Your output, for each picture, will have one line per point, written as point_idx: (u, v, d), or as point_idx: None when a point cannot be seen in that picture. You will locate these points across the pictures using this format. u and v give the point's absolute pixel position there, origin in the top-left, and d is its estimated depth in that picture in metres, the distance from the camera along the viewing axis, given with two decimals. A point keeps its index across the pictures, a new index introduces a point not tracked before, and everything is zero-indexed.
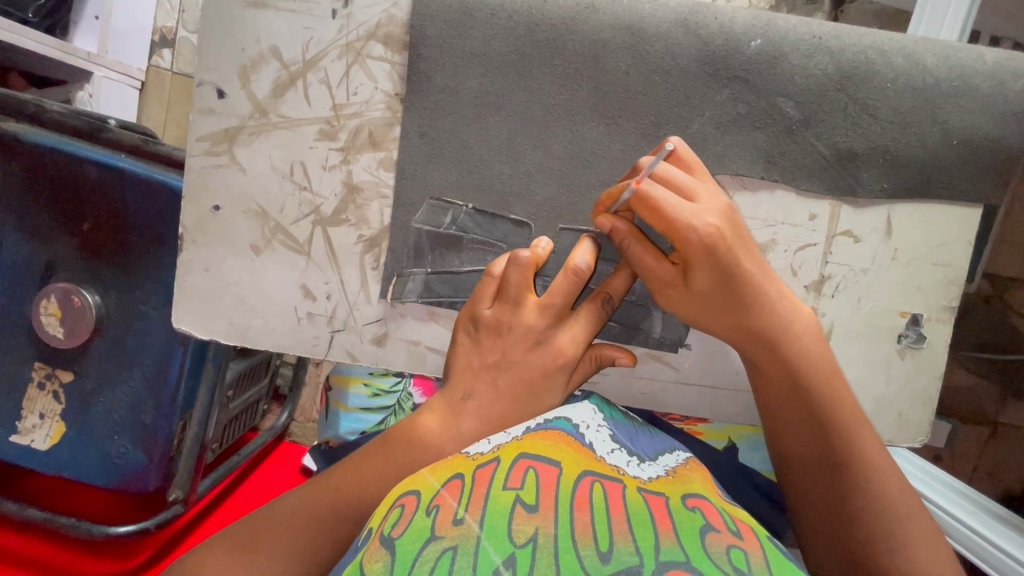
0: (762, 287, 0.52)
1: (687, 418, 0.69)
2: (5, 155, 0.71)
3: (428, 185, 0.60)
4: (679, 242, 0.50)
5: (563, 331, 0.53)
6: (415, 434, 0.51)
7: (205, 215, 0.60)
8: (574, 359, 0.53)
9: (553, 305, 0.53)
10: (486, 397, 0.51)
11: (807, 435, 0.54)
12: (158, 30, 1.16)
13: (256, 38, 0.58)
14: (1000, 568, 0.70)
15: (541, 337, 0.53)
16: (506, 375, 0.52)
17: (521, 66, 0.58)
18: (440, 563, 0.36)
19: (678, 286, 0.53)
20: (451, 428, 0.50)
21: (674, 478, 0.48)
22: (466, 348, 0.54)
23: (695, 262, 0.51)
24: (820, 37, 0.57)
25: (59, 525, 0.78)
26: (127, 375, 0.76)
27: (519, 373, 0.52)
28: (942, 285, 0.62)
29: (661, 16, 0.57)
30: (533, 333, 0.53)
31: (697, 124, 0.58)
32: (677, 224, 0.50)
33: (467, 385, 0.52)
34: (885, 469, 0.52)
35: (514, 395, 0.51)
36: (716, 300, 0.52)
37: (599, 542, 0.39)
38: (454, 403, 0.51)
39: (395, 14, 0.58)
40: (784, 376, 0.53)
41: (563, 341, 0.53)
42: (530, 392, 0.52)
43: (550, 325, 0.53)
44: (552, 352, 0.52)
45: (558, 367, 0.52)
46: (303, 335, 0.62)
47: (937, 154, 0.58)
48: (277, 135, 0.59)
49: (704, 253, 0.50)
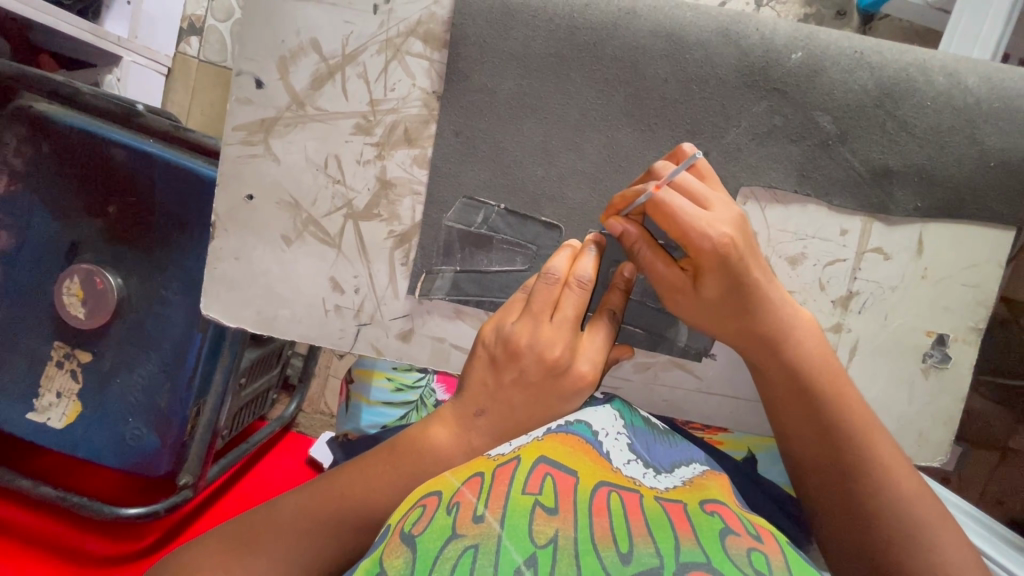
0: (769, 295, 0.52)
1: (707, 428, 0.70)
2: (36, 137, 0.72)
3: (461, 184, 0.60)
4: (692, 250, 0.51)
5: (578, 351, 0.51)
6: (426, 439, 0.51)
7: (237, 203, 0.61)
8: (592, 383, 0.51)
9: (569, 322, 0.51)
10: (500, 414, 0.50)
11: (816, 441, 0.53)
12: (189, 18, 1.16)
13: (296, 31, 0.58)
14: None
15: (559, 358, 0.50)
16: (520, 394, 0.50)
17: (560, 69, 0.58)
18: (462, 560, 0.37)
19: (686, 292, 0.53)
20: (462, 442, 0.50)
21: (692, 487, 0.48)
22: (483, 361, 0.53)
23: (707, 268, 0.51)
24: (861, 53, 0.57)
25: (72, 504, 0.79)
26: (146, 357, 0.77)
27: (531, 390, 0.50)
28: (970, 305, 0.61)
29: (702, 25, 0.57)
30: (553, 353, 0.50)
31: (732, 134, 0.58)
32: (690, 229, 0.50)
33: (481, 400, 0.51)
34: (897, 474, 0.51)
35: (530, 413, 0.50)
36: (726, 306, 0.52)
37: (619, 544, 0.39)
38: (466, 416, 0.51)
39: (437, 12, 0.58)
40: (789, 378, 0.53)
41: (580, 363, 0.51)
42: (545, 410, 0.50)
43: (569, 347, 0.51)
44: (568, 374, 0.51)
45: (574, 389, 0.51)
46: (330, 328, 0.63)
47: (972, 176, 0.58)
48: (313, 128, 0.60)
49: (717, 257, 0.50)
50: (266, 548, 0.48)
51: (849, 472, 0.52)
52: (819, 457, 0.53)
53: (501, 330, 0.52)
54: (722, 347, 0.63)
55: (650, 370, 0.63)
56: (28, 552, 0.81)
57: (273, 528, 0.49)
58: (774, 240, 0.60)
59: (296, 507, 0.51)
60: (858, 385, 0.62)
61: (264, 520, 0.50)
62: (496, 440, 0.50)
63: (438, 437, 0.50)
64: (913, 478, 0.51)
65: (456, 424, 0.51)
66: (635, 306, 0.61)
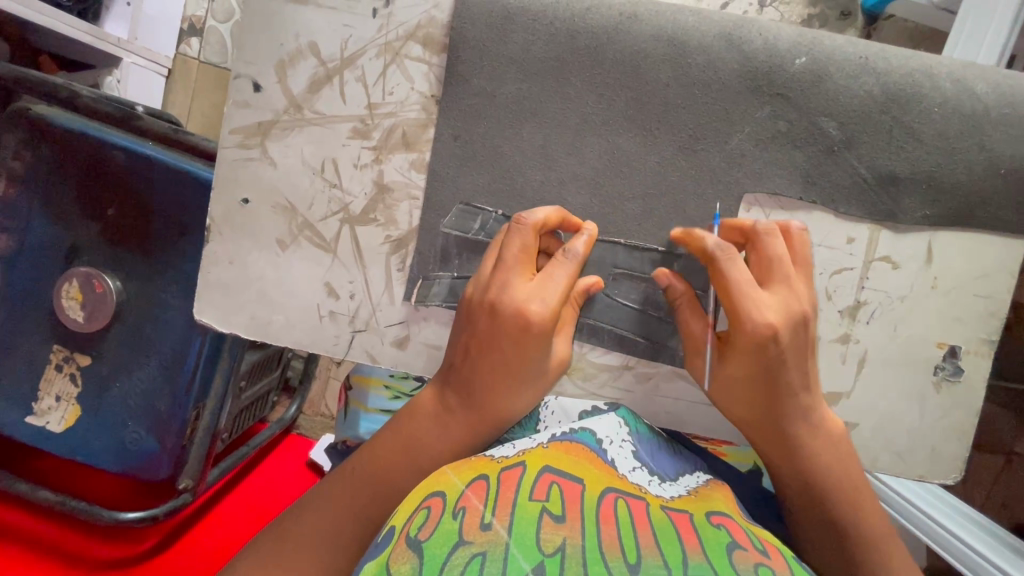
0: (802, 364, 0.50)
1: (711, 439, 0.68)
2: (34, 139, 0.72)
3: (460, 188, 0.59)
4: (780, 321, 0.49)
5: (515, 286, 0.49)
6: (428, 413, 0.51)
7: (234, 207, 0.60)
8: (530, 314, 0.47)
9: (511, 265, 0.50)
10: (460, 366, 0.50)
11: (808, 505, 0.51)
12: (188, 19, 1.17)
13: (295, 34, 0.57)
14: (976, 569, 0.70)
15: (494, 297, 0.49)
16: (473, 342, 0.50)
17: (560, 73, 0.57)
18: (469, 567, 0.35)
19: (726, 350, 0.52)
20: (447, 400, 0.50)
21: (696, 497, 0.47)
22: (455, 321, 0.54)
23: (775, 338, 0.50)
24: (866, 58, 0.56)
25: (70, 507, 0.78)
26: (145, 361, 0.76)
27: (479, 331, 0.49)
28: (982, 317, 0.60)
29: (704, 29, 0.56)
30: (489, 294, 0.49)
31: (735, 140, 0.57)
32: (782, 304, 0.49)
33: (450, 355, 0.52)
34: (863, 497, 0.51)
35: (487, 360, 0.49)
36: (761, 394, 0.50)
37: (628, 555, 0.37)
38: (446, 373, 0.52)
39: (436, 15, 0.57)
40: (779, 434, 0.51)
41: (516, 294, 0.48)
42: (497, 350, 0.48)
43: (503, 283, 0.49)
44: (506, 311, 0.48)
45: (520, 328, 0.47)
46: (324, 334, 0.61)
47: (982, 183, 0.57)
48: (311, 132, 0.59)
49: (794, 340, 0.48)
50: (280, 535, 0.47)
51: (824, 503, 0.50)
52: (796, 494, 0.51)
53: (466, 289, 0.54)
54: None
55: (653, 381, 0.62)
56: (23, 555, 0.79)
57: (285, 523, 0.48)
58: None
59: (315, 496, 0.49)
60: (868, 398, 0.60)
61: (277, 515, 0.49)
62: (466, 390, 0.50)
63: (422, 400, 0.52)
64: None
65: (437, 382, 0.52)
66: (637, 314, 0.60)
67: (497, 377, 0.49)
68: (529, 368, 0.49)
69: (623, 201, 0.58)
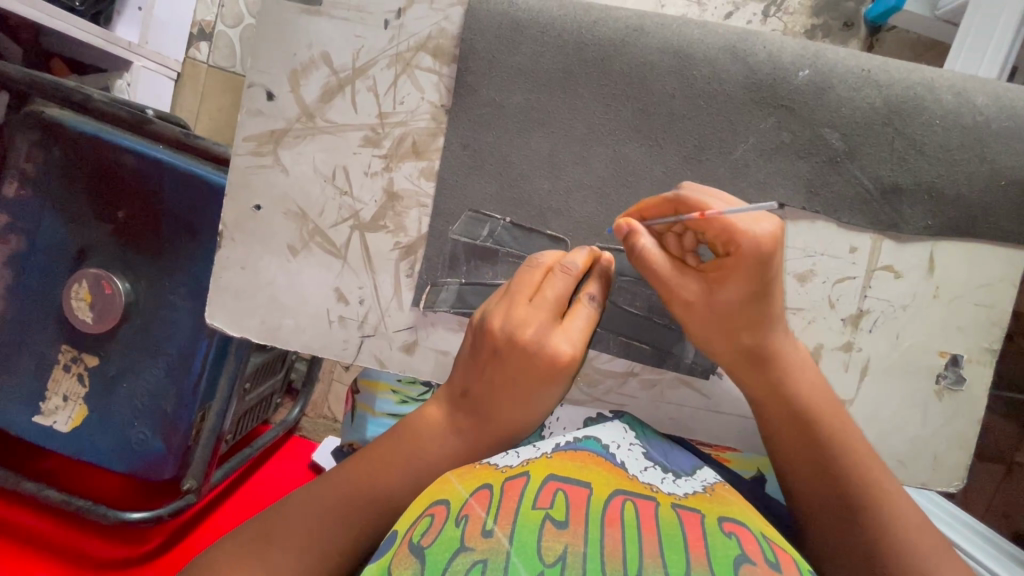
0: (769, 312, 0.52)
1: (713, 445, 0.65)
2: (47, 142, 0.73)
3: (468, 196, 0.60)
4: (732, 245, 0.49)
5: (556, 330, 0.49)
6: (424, 424, 0.51)
7: (246, 213, 0.61)
8: (571, 361, 0.49)
9: (546, 303, 0.50)
10: (483, 395, 0.50)
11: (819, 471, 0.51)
12: (197, 24, 1.19)
13: (308, 44, 0.59)
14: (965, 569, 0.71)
15: (533, 339, 0.48)
16: (502, 376, 0.49)
17: (568, 84, 0.58)
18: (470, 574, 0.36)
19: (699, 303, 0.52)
20: (450, 422, 0.51)
21: (713, 496, 0.48)
22: (467, 347, 0.53)
23: (732, 269, 0.50)
24: (869, 71, 0.57)
25: (76, 507, 0.78)
26: (153, 362, 0.77)
27: (512, 371, 0.49)
28: (983, 326, 0.60)
29: (709, 42, 0.57)
30: (526, 333, 0.49)
31: (740, 150, 0.58)
32: (736, 229, 0.48)
33: (466, 380, 0.51)
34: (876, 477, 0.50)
35: (511, 397, 0.49)
36: (721, 315, 0.52)
37: (631, 562, 0.38)
38: (455, 397, 0.51)
39: (446, 27, 0.59)
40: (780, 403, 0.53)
41: (556, 341, 0.48)
42: (526, 388, 0.49)
43: (543, 328, 0.49)
44: (544, 354, 0.48)
45: (552, 370, 0.48)
46: (333, 339, 0.62)
47: (983, 194, 0.58)
48: (322, 139, 0.60)
49: (752, 259, 0.48)
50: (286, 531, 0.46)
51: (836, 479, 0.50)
52: (808, 472, 0.52)
53: (486, 312, 0.52)
54: None
55: (657, 387, 0.62)
56: (28, 555, 0.79)
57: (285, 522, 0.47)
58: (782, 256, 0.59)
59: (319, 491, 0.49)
60: (870, 406, 0.61)
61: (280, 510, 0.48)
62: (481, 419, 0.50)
63: (433, 420, 0.51)
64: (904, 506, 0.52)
65: (448, 404, 0.52)
66: (642, 321, 0.60)
67: (521, 411, 0.50)
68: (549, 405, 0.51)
69: (628, 209, 0.59)
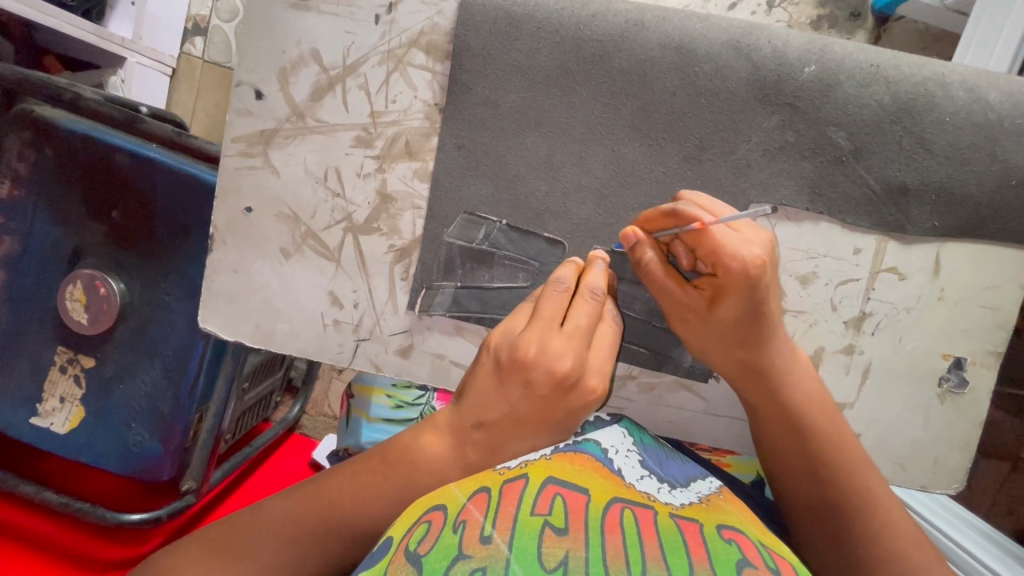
0: (775, 333, 0.52)
1: (714, 449, 0.65)
2: (39, 141, 0.72)
3: (463, 199, 0.58)
4: (721, 270, 0.50)
5: (587, 365, 0.48)
6: (416, 454, 0.49)
7: (237, 216, 0.60)
8: (602, 394, 0.49)
9: (581, 332, 0.49)
10: (501, 427, 0.48)
11: (806, 475, 0.53)
12: (192, 18, 1.16)
13: (296, 41, 0.57)
14: (965, 568, 0.72)
15: (569, 371, 0.47)
16: (527, 407, 0.48)
17: (565, 81, 0.56)
18: None
19: (699, 314, 0.52)
20: (458, 455, 0.48)
21: (707, 505, 0.47)
22: (488, 370, 0.49)
23: (731, 289, 0.50)
24: (878, 66, 0.55)
25: (75, 509, 0.78)
26: (149, 363, 0.77)
27: (541, 405, 0.48)
28: (989, 329, 0.59)
29: (712, 37, 0.55)
30: (563, 365, 0.47)
31: (743, 150, 0.56)
32: (724, 251, 0.49)
33: (481, 412, 0.48)
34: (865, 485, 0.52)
35: (532, 430, 0.48)
36: (721, 332, 0.52)
37: (632, 566, 0.38)
38: (463, 429, 0.49)
39: (439, 22, 0.57)
40: (786, 421, 0.53)
41: (589, 376, 0.48)
42: (548, 422, 0.48)
43: (577, 360, 0.48)
44: (577, 387, 0.48)
45: (579, 404, 0.48)
46: (328, 343, 0.62)
47: (992, 194, 0.56)
48: (313, 140, 0.59)
49: (741, 281, 0.49)
50: (248, 552, 0.47)
51: (827, 483, 0.52)
52: (799, 473, 0.54)
53: (509, 335, 0.49)
54: None
55: (656, 391, 0.62)
56: (31, 556, 0.80)
57: (263, 539, 0.48)
58: (785, 258, 0.58)
59: (287, 510, 0.49)
60: (872, 409, 0.60)
61: (256, 528, 0.49)
62: (496, 455, 0.48)
63: (436, 453, 0.49)
64: (901, 511, 0.52)
65: (453, 435, 0.49)
66: (641, 325, 0.60)
67: (533, 447, 0.49)
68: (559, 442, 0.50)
69: (627, 211, 0.58)
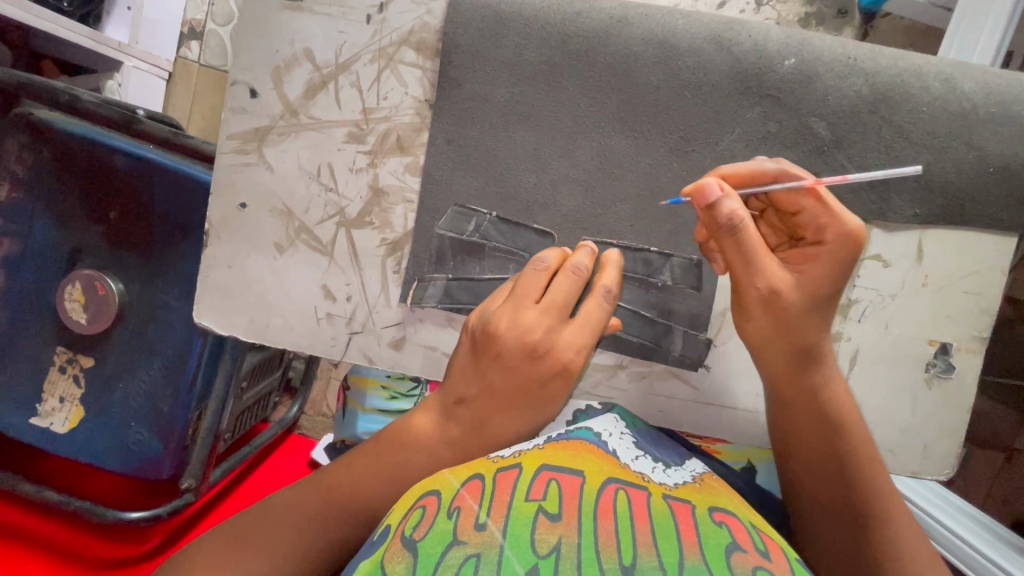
0: (832, 308, 0.53)
1: (704, 436, 0.67)
2: (37, 144, 0.73)
3: (454, 191, 0.60)
4: (827, 240, 0.51)
5: (560, 336, 0.50)
6: (411, 436, 0.50)
7: (232, 212, 0.61)
8: (578, 362, 0.50)
9: (557, 309, 0.50)
10: (481, 401, 0.50)
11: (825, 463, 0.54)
12: (189, 23, 1.19)
13: (290, 41, 0.58)
14: (976, 568, 0.70)
15: (539, 341, 0.49)
16: (503, 380, 0.49)
17: (552, 76, 0.58)
18: (463, 569, 0.36)
19: (784, 288, 0.51)
20: (445, 433, 0.50)
21: (702, 486, 0.48)
22: (466, 349, 0.52)
23: (829, 259, 0.50)
24: (855, 58, 0.56)
25: (74, 508, 0.78)
26: (147, 364, 0.77)
27: (518, 377, 0.49)
28: (974, 314, 0.60)
29: (694, 32, 0.57)
30: (533, 336, 0.49)
31: (727, 141, 0.57)
32: (837, 221, 0.50)
33: (461, 388, 0.50)
34: (877, 472, 0.53)
35: (511, 403, 0.50)
36: (805, 309, 0.51)
37: (623, 554, 0.38)
38: (447, 406, 0.51)
39: (429, 21, 0.58)
40: (814, 406, 0.54)
41: (564, 345, 0.50)
42: (527, 394, 0.50)
43: (549, 331, 0.50)
44: (550, 357, 0.50)
45: (554, 374, 0.50)
46: (322, 336, 0.62)
47: (972, 181, 0.57)
48: (306, 136, 0.60)
49: (841, 251, 0.50)
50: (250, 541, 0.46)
51: (821, 463, 0.52)
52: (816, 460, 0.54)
53: (484, 315, 0.51)
54: (717, 356, 0.62)
55: (646, 379, 0.62)
56: (27, 559, 0.79)
57: (267, 526, 0.47)
58: None
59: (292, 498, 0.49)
60: (861, 396, 0.61)
61: (257, 517, 0.48)
62: (478, 429, 0.50)
63: (425, 431, 0.50)
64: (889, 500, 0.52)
65: (439, 412, 0.51)
66: (630, 315, 0.60)
67: (514, 422, 0.50)
68: (540, 413, 0.51)
69: (614, 202, 0.59)
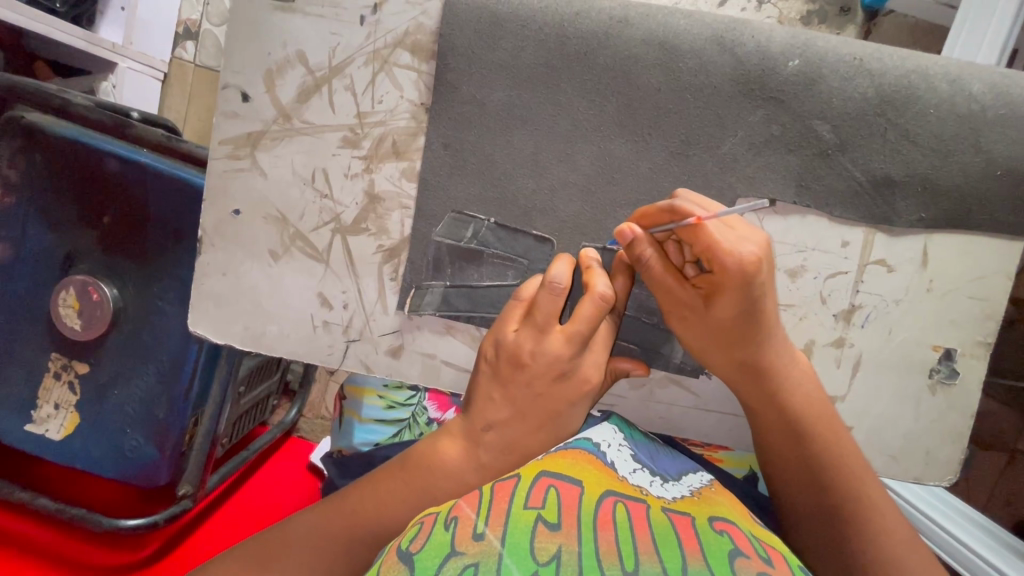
0: (768, 332, 0.52)
1: (707, 445, 0.66)
2: (28, 148, 0.71)
3: (451, 197, 0.59)
4: (717, 267, 0.49)
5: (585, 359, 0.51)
6: (432, 459, 0.49)
7: (225, 218, 0.60)
8: (598, 384, 0.52)
9: (582, 337, 0.49)
10: (510, 426, 0.50)
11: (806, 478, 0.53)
12: (184, 23, 1.17)
13: (282, 43, 0.57)
14: (973, 569, 0.71)
15: (565, 367, 0.49)
16: (530, 405, 0.50)
17: (550, 79, 0.56)
18: None
19: (695, 313, 0.52)
20: (473, 458, 0.49)
21: (699, 498, 0.47)
22: (487, 376, 0.50)
23: (726, 288, 0.49)
24: (861, 59, 0.55)
25: (70, 516, 0.78)
26: (143, 369, 0.76)
27: (546, 402, 0.50)
28: (978, 319, 0.59)
29: (695, 33, 0.55)
30: (560, 364, 0.49)
31: (729, 144, 0.56)
32: (718, 248, 0.48)
33: (488, 415, 0.49)
34: (866, 486, 0.52)
35: (537, 426, 0.50)
36: (714, 335, 0.52)
37: (625, 561, 0.38)
38: (474, 431, 0.49)
39: (424, 22, 0.57)
40: (784, 424, 0.54)
41: (587, 368, 0.51)
42: (552, 418, 0.50)
43: (574, 358, 0.50)
44: (576, 380, 0.50)
45: (579, 397, 0.51)
46: (318, 344, 0.62)
47: (978, 184, 0.56)
48: (300, 141, 0.59)
49: (737, 281, 0.48)
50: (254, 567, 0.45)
51: (815, 473, 0.53)
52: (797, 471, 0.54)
53: (503, 341, 0.50)
54: None
55: (646, 386, 0.62)
56: (27, 566, 0.79)
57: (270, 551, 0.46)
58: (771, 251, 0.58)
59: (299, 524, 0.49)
60: (863, 402, 0.60)
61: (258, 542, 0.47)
62: (507, 456, 0.50)
63: (452, 456, 0.49)
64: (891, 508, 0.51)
65: (466, 439, 0.49)
66: (630, 322, 0.59)
67: (540, 444, 0.51)
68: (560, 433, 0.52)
69: (614, 207, 0.58)
